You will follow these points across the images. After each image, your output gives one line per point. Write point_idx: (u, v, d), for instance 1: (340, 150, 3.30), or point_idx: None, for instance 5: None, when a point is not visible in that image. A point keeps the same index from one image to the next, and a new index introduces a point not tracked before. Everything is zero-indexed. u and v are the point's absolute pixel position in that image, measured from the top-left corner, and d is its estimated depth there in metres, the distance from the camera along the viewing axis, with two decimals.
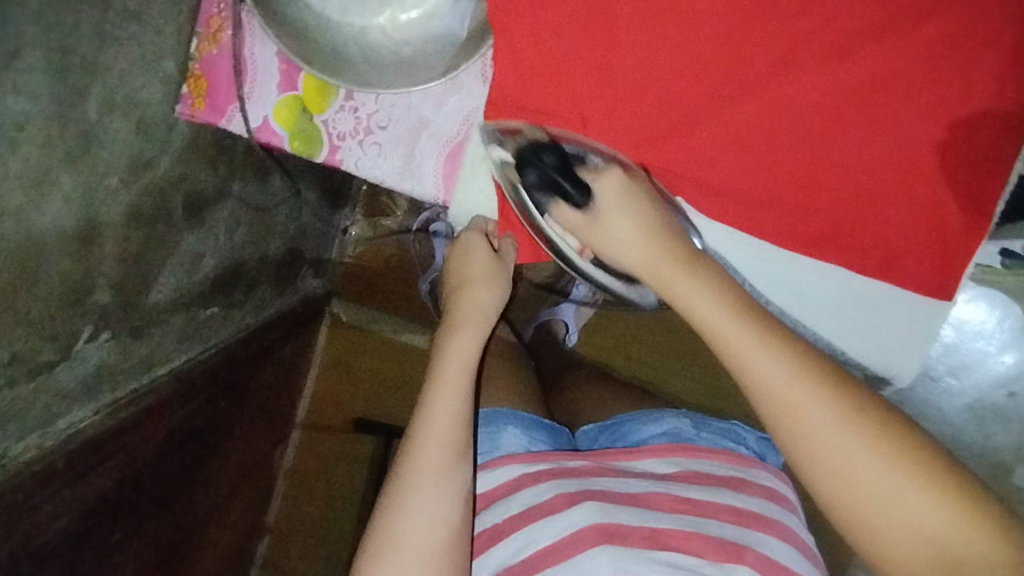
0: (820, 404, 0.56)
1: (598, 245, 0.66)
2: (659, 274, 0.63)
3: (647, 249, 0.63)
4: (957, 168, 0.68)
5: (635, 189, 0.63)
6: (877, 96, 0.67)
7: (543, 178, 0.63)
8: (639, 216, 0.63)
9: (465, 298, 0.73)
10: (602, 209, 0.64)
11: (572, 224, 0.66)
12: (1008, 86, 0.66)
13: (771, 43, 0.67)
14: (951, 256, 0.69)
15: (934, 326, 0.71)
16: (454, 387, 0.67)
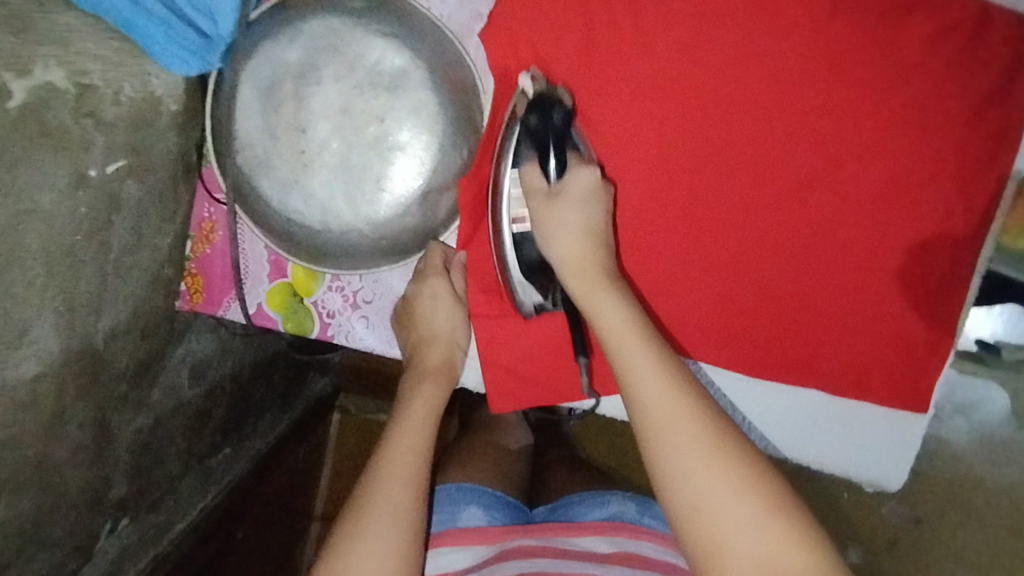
0: (683, 431, 0.54)
1: (542, 218, 0.62)
2: (586, 277, 0.62)
3: (580, 256, 0.62)
4: (915, 292, 0.71)
5: (598, 200, 0.63)
6: (833, 220, 0.71)
7: (541, 125, 0.61)
8: (588, 213, 0.63)
9: (430, 354, 0.68)
10: (566, 196, 0.62)
11: (531, 192, 0.62)
12: (953, 214, 0.70)
13: (730, 172, 0.71)
14: (923, 371, 0.72)
15: (912, 436, 0.74)
16: (409, 459, 0.64)
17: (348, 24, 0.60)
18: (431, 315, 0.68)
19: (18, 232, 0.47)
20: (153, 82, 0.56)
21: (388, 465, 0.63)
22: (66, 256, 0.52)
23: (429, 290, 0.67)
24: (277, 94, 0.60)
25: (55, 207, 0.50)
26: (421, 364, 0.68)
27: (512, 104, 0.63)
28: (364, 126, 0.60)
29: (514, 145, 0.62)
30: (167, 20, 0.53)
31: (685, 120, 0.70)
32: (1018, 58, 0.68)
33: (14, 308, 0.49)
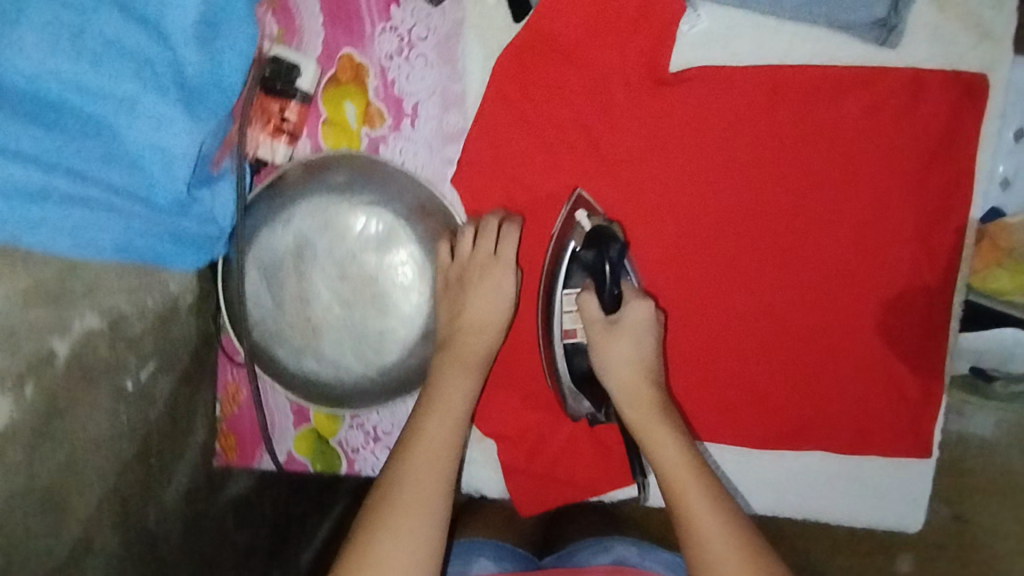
0: (724, 549, 0.59)
1: (598, 347, 0.68)
2: (637, 407, 0.66)
3: (636, 390, 0.67)
4: (898, 345, 0.75)
5: (650, 333, 0.68)
6: (812, 290, 0.74)
7: (597, 259, 0.67)
8: (642, 350, 0.67)
9: (469, 339, 0.66)
10: (622, 325, 0.67)
11: (590, 320, 0.68)
12: (920, 268, 0.73)
13: (709, 257, 0.74)
14: (917, 417, 0.76)
15: (922, 478, 0.78)
16: (439, 449, 0.62)
17: (333, 199, 0.66)
18: (487, 305, 0.66)
19: (69, 462, 0.53)
20: (171, 287, 0.63)
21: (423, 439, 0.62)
22: (111, 462, 0.58)
23: (493, 281, 0.66)
24: (279, 272, 0.66)
25: (101, 425, 0.56)
26: (455, 349, 0.65)
27: (565, 234, 0.69)
28: (361, 287, 0.66)
29: (566, 267, 0.69)
30: (172, 233, 0.58)
31: (656, 216, 0.73)
32: (958, 115, 0.71)
33: (67, 526, 0.55)
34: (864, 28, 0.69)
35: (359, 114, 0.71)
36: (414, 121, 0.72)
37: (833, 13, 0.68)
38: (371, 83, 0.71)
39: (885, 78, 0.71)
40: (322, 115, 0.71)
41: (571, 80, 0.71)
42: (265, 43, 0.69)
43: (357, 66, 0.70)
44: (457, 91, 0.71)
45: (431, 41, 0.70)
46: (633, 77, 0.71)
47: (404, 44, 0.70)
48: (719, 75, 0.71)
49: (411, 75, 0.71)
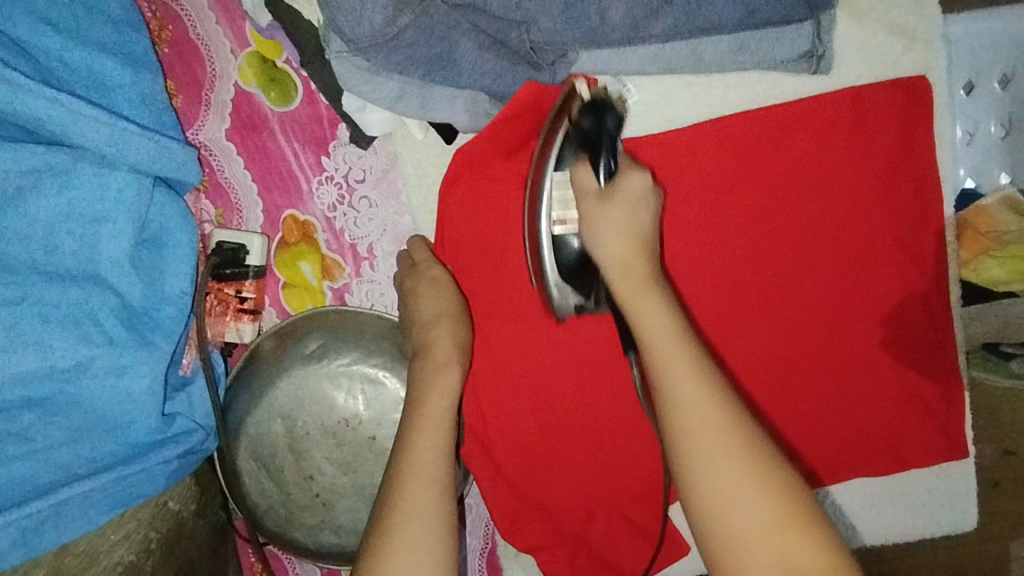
0: (739, 489, 0.44)
1: (586, 219, 0.57)
2: (630, 280, 0.53)
3: (625, 258, 0.54)
4: (909, 358, 0.73)
5: (647, 207, 0.57)
6: (809, 325, 0.72)
7: (591, 131, 0.60)
8: (636, 220, 0.56)
9: (438, 334, 0.62)
10: (616, 194, 0.57)
11: (582, 191, 0.58)
12: (910, 277, 0.72)
13: (699, 318, 0.72)
14: (948, 424, 0.74)
15: (967, 478, 0.76)
16: (434, 441, 0.56)
17: (312, 369, 0.65)
18: (434, 302, 0.64)
19: None
20: (171, 505, 0.60)
21: (417, 425, 0.57)
22: None
23: (429, 277, 0.65)
24: (276, 457, 0.64)
25: None
26: (431, 351, 0.61)
27: (566, 104, 0.62)
28: (362, 450, 0.65)
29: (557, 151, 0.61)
30: (153, 458, 0.56)
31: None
32: (906, 121, 0.70)
33: None
34: (792, 62, 0.67)
35: (317, 271, 0.70)
36: (373, 262, 0.70)
37: (762, 55, 0.66)
38: (322, 237, 0.70)
39: (826, 103, 0.70)
40: (280, 280, 0.69)
41: (518, 185, 0.69)
42: (205, 228, 0.68)
43: (303, 224, 0.69)
44: (408, 224, 0.70)
45: (370, 181, 0.69)
46: None
47: (344, 191, 0.69)
48: (662, 141, 0.70)
49: (359, 219, 0.70)
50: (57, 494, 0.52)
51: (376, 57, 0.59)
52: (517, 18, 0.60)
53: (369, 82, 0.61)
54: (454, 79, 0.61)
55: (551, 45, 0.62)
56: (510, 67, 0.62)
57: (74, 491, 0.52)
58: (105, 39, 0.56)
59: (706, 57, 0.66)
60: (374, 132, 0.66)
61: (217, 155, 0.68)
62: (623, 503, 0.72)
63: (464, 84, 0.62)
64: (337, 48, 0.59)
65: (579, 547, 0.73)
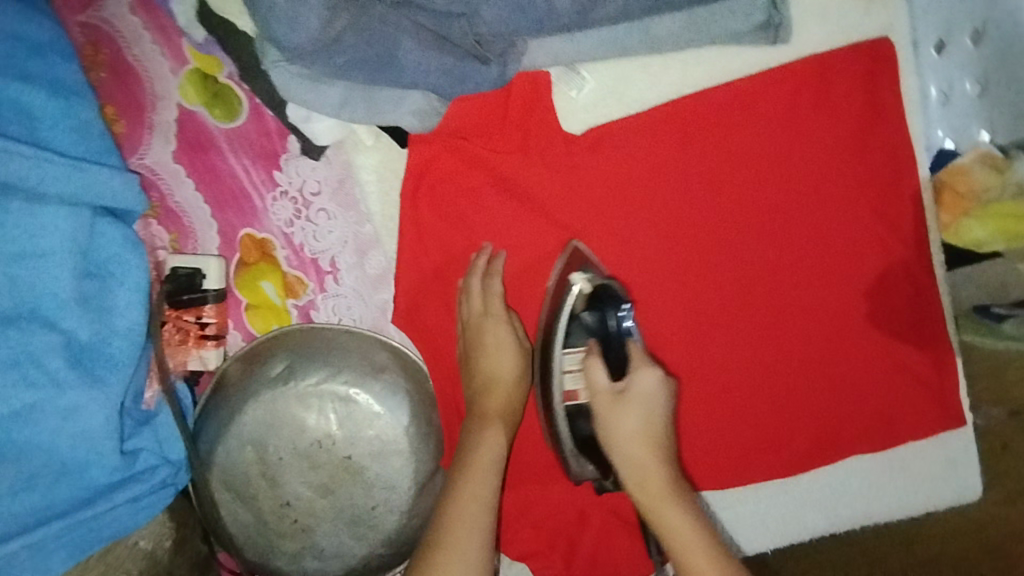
0: None
1: (599, 419, 0.59)
2: (643, 484, 0.56)
3: (645, 468, 0.57)
4: (895, 326, 0.70)
5: (660, 399, 0.59)
6: (791, 299, 0.70)
7: (598, 322, 0.62)
8: (652, 424, 0.58)
9: (488, 353, 0.63)
10: (630, 395, 0.59)
11: (595, 388, 0.60)
12: (890, 244, 0.70)
13: (678, 305, 0.69)
14: (940, 389, 0.71)
15: (967, 445, 0.73)
16: (485, 469, 0.57)
17: (279, 391, 0.63)
18: (484, 314, 0.64)
19: None
20: (143, 545, 0.59)
21: (476, 455, 0.58)
22: None
23: (470, 292, 0.65)
24: (250, 485, 0.62)
25: None
26: (488, 380, 0.63)
27: (558, 290, 0.65)
28: (337, 471, 0.63)
29: (566, 327, 0.63)
30: (111, 498, 0.55)
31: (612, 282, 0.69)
32: (873, 84, 0.68)
33: None
34: (749, 34, 0.65)
35: (280, 289, 0.68)
36: (337, 275, 0.68)
37: (715, 32, 0.65)
38: (280, 254, 0.67)
39: (789, 73, 0.68)
40: (242, 302, 0.67)
41: (480, 183, 0.66)
42: (159, 255, 0.65)
43: (260, 243, 0.67)
44: (369, 234, 0.68)
45: (326, 193, 0.67)
46: (540, 159, 0.67)
47: (300, 205, 0.67)
48: (623, 126, 0.67)
49: (318, 233, 0.67)
50: (16, 540, 0.52)
51: (315, 64, 0.57)
52: (458, 10, 0.59)
53: (310, 87, 0.59)
54: (397, 79, 0.59)
55: (497, 36, 0.60)
56: (456, 60, 0.59)
57: (38, 536, 0.53)
58: (37, 72, 0.55)
59: (661, 37, 0.65)
60: (324, 141, 0.65)
61: (166, 179, 0.66)
62: (613, 500, 0.71)
63: (409, 83, 0.59)
64: (274, 58, 0.58)
65: (572, 547, 0.71)
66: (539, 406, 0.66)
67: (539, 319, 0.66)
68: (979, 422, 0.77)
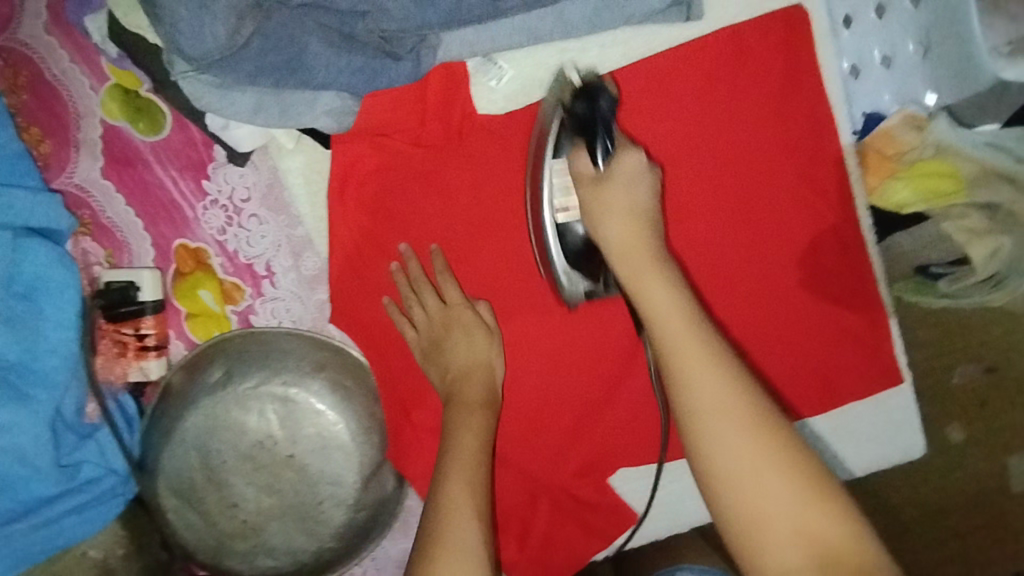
0: (746, 440, 0.44)
1: (588, 200, 0.56)
2: (636, 280, 0.52)
3: (630, 242, 0.54)
4: (828, 291, 0.71)
5: (646, 181, 0.57)
6: (723, 271, 0.70)
7: (586, 111, 0.58)
8: (631, 205, 0.55)
9: (457, 349, 0.64)
10: (612, 176, 0.56)
11: (579, 176, 0.58)
12: (818, 210, 0.70)
13: None
14: (875, 349, 0.72)
15: (909, 405, 0.74)
16: (473, 454, 0.57)
17: (219, 396, 0.65)
18: (446, 320, 0.65)
19: None
20: (91, 554, 0.62)
21: (460, 443, 0.58)
22: None
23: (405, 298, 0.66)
24: (197, 490, 0.64)
25: None
26: (458, 376, 0.63)
27: (563, 96, 0.62)
28: (281, 470, 0.65)
29: (556, 140, 0.61)
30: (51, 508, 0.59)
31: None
32: (789, 53, 0.68)
33: None
34: (663, 11, 0.65)
35: (217, 296, 0.68)
36: (274, 279, 0.69)
37: (628, 13, 0.65)
38: (216, 262, 0.68)
39: (705, 48, 0.68)
40: (182, 312, 0.68)
41: (405, 178, 0.67)
42: (95, 270, 0.67)
43: (195, 252, 0.68)
44: (300, 235, 0.68)
45: (256, 198, 0.68)
46: (464, 153, 0.67)
47: (231, 213, 0.68)
48: None
49: (251, 238, 0.68)
50: None
51: (222, 72, 0.58)
52: (360, 9, 0.59)
53: (221, 95, 0.59)
54: (307, 80, 0.59)
55: (404, 32, 0.60)
56: (363, 59, 0.60)
57: None
58: None
59: (574, 20, 0.65)
60: (245, 148, 0.65)
61: (96, 196, 0.66)
62: (562, 480, 0.72)
63: (320, 84, 0.60)
64: (181, 69, 0.58)
65: (525, 529, 0.73)
66: (536, 257, 0.65)
67: (527, 185, 0.65)
68: (957, 379, 0.83)
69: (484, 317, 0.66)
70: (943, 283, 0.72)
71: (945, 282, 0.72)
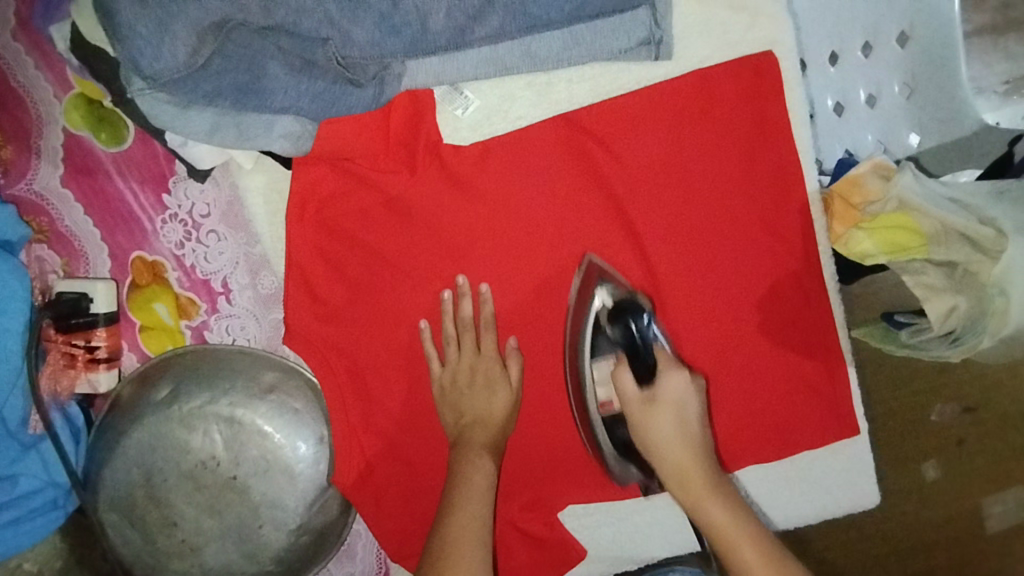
0: (744, 538, 0.62)
1: (637, 420, 0.66)
2: (685, 484, 0.65)
3: (683, 465, 0.65)
4: (787, 337, 0.71)
5: (692, 396, 0.66)
6: (683, 311, 0.70)
7: (626, 337, 0.67)
8: (684, 427, 0.66)
9: (477, 398, 0.66)
10: (660, 400, 0.66)
11: (625, 396, 0.67)
12: (780, 255, 0.70)
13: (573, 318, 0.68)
14: (832, 397, 0.72)
15: (863, 453, 0.75)
16: (480, 498, 0.62)
17: (165, 414, 0.64)
18: (474, 371, 0.67)
19: None
20: (26, 566, 0.63)
21: (466, 488, 0.62)
22: None
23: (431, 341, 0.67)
24: (137, 506, 0.64)
25: None
26: (472, 426, 0.66)
27: (583, 289, 0.68)
28: (223, 491, 0.65)
29: (591, 340, 0.68)
30: None
31: (503, 298, 0.69)
32: (758, 97, 0.68)
33: None
34: (632, 49, 0.65)
35: (173, 311, 0.68)
36: (230, 296, 0.69)
37: (597, 48, 0.64)
38: (172, 276, 0.68)
39: (673, 86, 0.68)
40: (137, 324, 0.68)
41: (366, 202, 0.67)
42: (49, 279, 0.65)
43: (152, 265, 0.67)
44: (258, 253, 0.68)
45: (215, 214, 0.68)
46: (427, 179, 0.67)
47: (190, 227, 0.68)
48: (508, 143, 0.67)
49: (209, 254, 0.68)
50: None
51: (179, 91, 0.58)
52: (322, 35, 0.58)
53: (179, 114, 0.60)
54: (265, 105, 0.60)
55: (367, 59, 0.60)
56: (324, 86, 0.60)
57: None
58: None
59: (542, 53, 0.64)
60: (206, 165, 0.65)
61: (55, 205, 0.66)
62: (513, 513, 0.71)
63: (277, 107, 0.60)
64: (138, 86, 0.57)
65: None
66: (575, 420, 0.70)
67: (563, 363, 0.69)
68: (935, 418, 0.82)
69: (511, 371, 0.67)
70: (903, 333, 0.72)
71: (905, 333, 0.71)
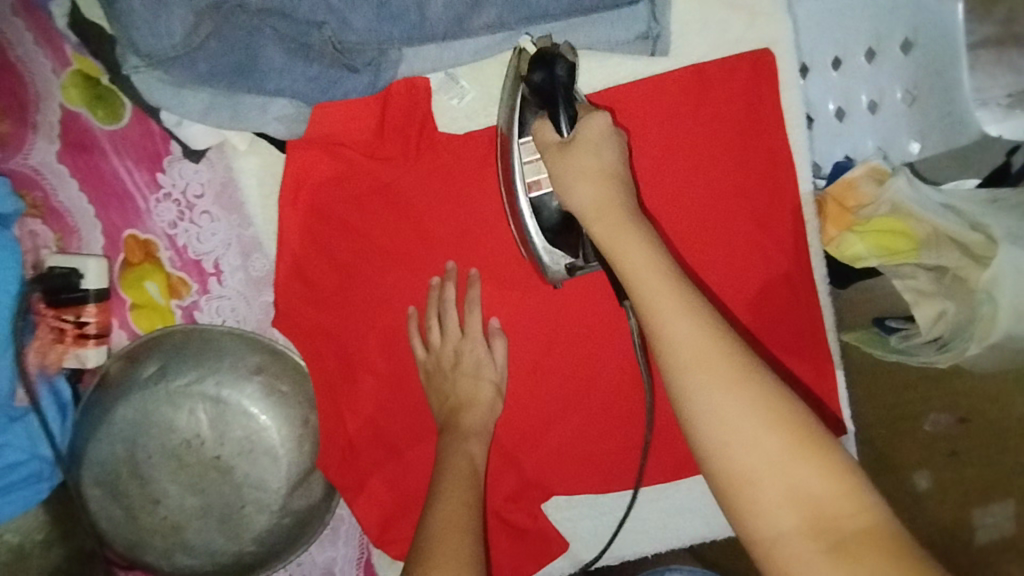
0: (724, 374, 0.42)
1: (551, 165, 0.53)
2: (604, 226, 0.50)
3: (602, 197, 0.51)
4: (775, 338, 0.71)
5: (612, 143, 0.53)
6: None
7: (549, 78, 0.54)
8: (603, 164, 0.52)
9: (463, 381, 0.66)
10: (578, 140, 0.53)
11: (545, 145, 0.55)
12: (770, 256, 0.70)
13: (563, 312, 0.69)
14: (819, 400, 0.72)
15: (850, 457, 0.74)
16: (469, 474, 0.61)
17: (151, 392, 0.65)
18: (461, 353, 0.66)
19: None
20: (10, 538, 0.59)
21: (455, 464, 0.61)
22: None
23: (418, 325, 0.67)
24: (121, 482, 0.65)
25: None
26: (461, 409, 0.65)
27: (518, 63, 0.61)
28: (206, 470, 0.65)
29: (520, 117, 0.59)
30: None
31: (493, 289, 0.68)
32: (753, 95, 0.68)
33: None
34: (630, 43, 0.65)
35: (163, 290, 0.68)
36: (221, 277, 0.69)
37: (595, 41, 0.64)
38: (164, 255, 0.68)
39: (670, 83, 0.68)
40: (127, 301, 0.68)
41: (360, 187, 0.67)
42: (42, 253, 0.62)
43: (144, 244, 0.68)
44: (250, 237, 0.69)
45: (209, 195, 0.68)
46: (421, 167, 0.67)
47: (183, 208, 0.68)
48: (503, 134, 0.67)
49: (201, 235, 0.68)
50: None
51: (176, 70, 0.58)
52: (318, 19, 0.59)
53: (175, 95, 0.60)
54: (261, 85, 0.60)
55: (364, 44, 0.61)
56: (320, 70, 0.61)
57: None
58: None
59: None
60: (200, 146, 0.65)
61: (51, 178, 0.62)
62: (496, 503, 0.71)
63: (273, 89, 0.60)
64: (134, 63, 0.58)
65: None
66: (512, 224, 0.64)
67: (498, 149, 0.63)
68: (928, 428, 0.82)
69: (494, 352, 0.67)
70: (894, 339, 0.72)
71: (896, 338, 0.71)
